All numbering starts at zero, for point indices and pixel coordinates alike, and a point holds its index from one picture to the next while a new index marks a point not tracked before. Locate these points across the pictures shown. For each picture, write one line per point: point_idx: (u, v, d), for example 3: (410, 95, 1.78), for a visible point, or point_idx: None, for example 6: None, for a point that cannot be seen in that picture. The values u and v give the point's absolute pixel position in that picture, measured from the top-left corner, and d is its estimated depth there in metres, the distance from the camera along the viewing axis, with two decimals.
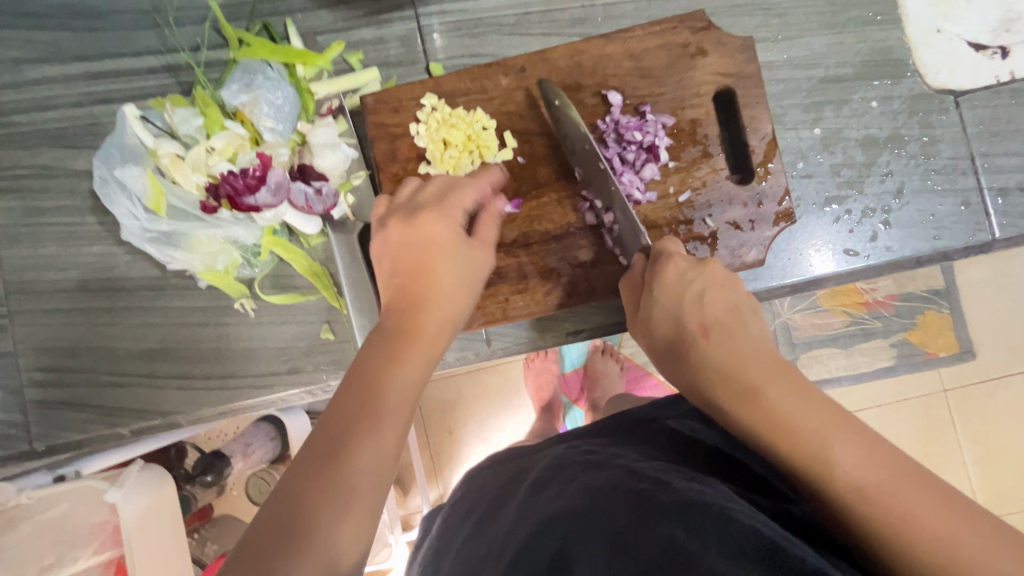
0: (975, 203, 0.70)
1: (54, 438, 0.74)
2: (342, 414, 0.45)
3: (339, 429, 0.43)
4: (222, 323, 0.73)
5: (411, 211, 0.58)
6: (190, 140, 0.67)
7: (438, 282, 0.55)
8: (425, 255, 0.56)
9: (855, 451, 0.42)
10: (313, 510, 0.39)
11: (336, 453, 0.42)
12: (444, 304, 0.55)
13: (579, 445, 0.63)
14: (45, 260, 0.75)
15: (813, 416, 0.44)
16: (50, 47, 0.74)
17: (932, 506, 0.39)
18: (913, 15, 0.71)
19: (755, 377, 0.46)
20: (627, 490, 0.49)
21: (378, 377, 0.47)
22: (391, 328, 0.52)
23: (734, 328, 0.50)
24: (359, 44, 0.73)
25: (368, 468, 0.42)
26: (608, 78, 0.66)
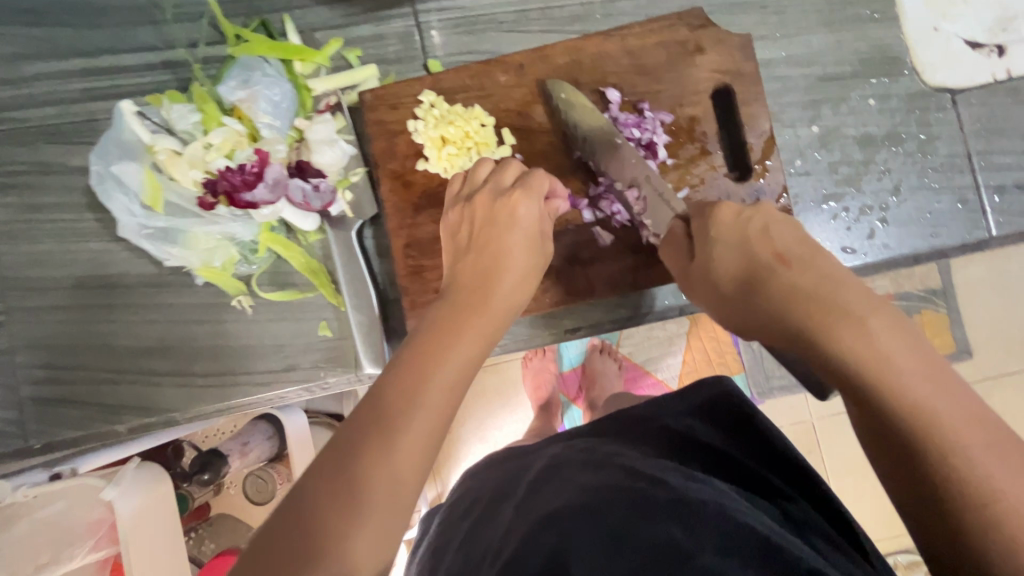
0: (972, 200, 0.70)
1: (51, 435, 0.74)
2: (405, 365, 0.44)
3: (367, 423, 0.39)
4: (220, 320, 0.73)
5: (489, 191, 0.59)
6: (188, 136, 0.66)
7: (502, 257, 0.57)
8: (493, 231, 0.57)
9: (949, 393, 0.38)
10: (363, 450, 0.38)
11: (374, 435, 0.39)
12: (508, 283, 0.56)
13: (577, 443, 0.63)
14: (42, 257, 0.74)
15: (897, 345, 0.40)
16: (47, 43, 0.74)
17: (1022, 474, 0.34)
18: (910, 13, 0.71)
19: (852, 303, 0.44)
20: (624, 488, 0.49)
21: (437, 346, 0.47)
22: (448, 312, 0.52)
23: (818, 262, 0.48)
24: (357, 41, 0.73)
25: (423, 422, 0.41)
26: (606, 76, 0.66)
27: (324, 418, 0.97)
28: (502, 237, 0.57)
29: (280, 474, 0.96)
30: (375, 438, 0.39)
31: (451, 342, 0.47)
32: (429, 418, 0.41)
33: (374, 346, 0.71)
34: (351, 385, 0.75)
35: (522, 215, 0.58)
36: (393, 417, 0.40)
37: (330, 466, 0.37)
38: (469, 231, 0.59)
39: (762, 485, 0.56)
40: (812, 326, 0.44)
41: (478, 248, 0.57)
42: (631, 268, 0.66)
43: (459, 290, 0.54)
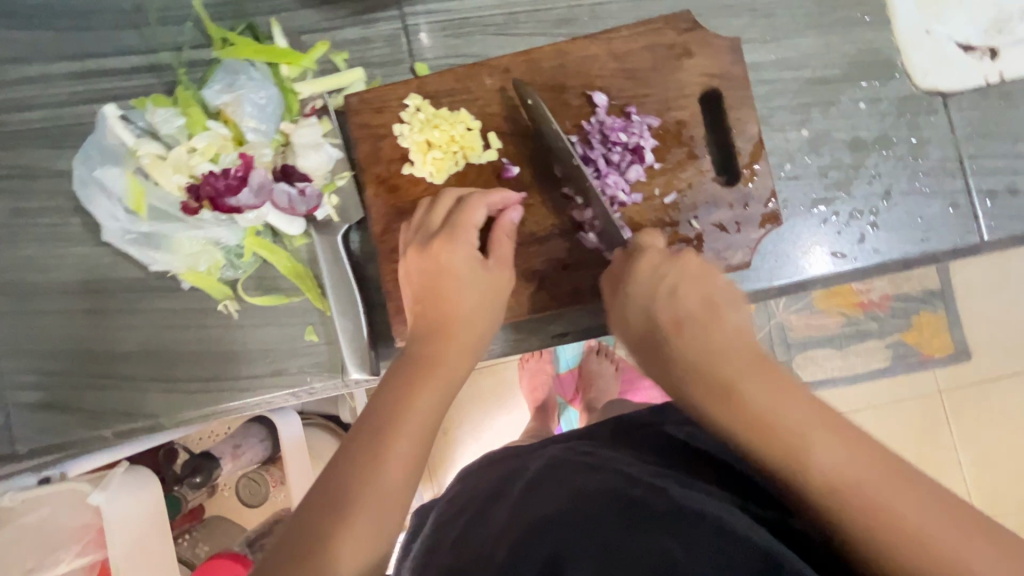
0: (963, 205, 0.69)
1: (36, 441, 0.73)
2: (352, 438, 0.47)
3: (336, 485, 0.44)
4: (206, 325, 0.73)
5: (419, 241, 0.59)
6: (172, 140, 0.66)
7: (452, 298, 0.56)
8: (442, 275, 0.56)
9: (832, 446, 0.41)
10: (308, 543, 0.40)
11: (328, 512, 0.42)
12: (469, 313, 0.56)
13: (574, 446, 0.62)
14: (27, 261, 0.74)
15: (784, 406, 0.43)
16: (33, 46, 0.74)
17: (924, 504, 0.38)
18: (900, 16, 0.70)
19: (732, 371, 0.46)
20: (619, 495, 0.49)
21: (389, 403, 0.48)
22: (409, 358, 0.53)
23: (706, 319, 0.50)
24: (344, 44, 0.73)
25: (373, 493, 0.43)
26: (593, 79, 0.65)
27: (319, 420, 0.97)
28: (456, 281, 0.56)
29: (273, 478, 0.97)
30: (319, 529, 0.41)
31: (406, 392, 0.49)
32: (382, 485, 0.44)
33: (361, 351, 0.69)
34: (338, 390, 0.74)
35: (459, 263, 0.57)
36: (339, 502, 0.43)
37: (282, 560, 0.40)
38: (413, 287, 0.58)
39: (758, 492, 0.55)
40: (705, 402, 0.46)
41: (428, 295, 0.56)
42: None
43: (415, 337, 0.55)
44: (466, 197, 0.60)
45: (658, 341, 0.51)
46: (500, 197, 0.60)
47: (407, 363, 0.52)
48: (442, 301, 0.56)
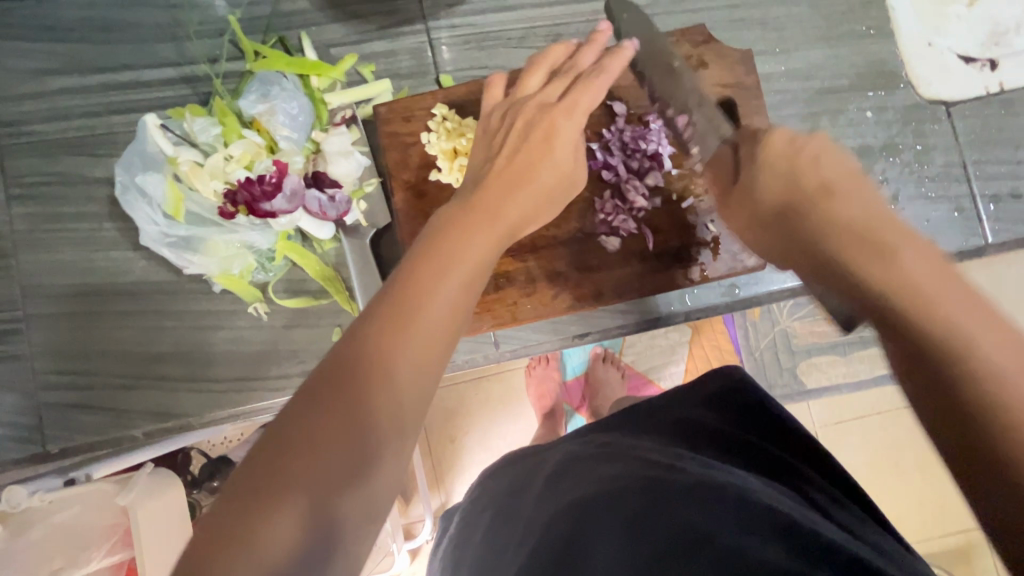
0: (968, 209, 0.72)
1: (67, 440, 0.76)
2: (415, 264, 0.41)
3: (383, 329, 0.36)
4: (236, 326, 0.75)
5: (532, 106, 0.57)
6: (209, 148, 0.69)
7: (529, 172, 0.53)
8: (538, 147, 0.55)
9: (1014, 343, 0.30)
10: (351, 356, 0.35)
11: (375, 357, 0.35)
12: (540, 186, 0.54)
13: (594, 437, 0.64)
14: (63, 265, 0.77)
15: (937, 277, 0.33)
16: (73, 58, 0.77)
17: None
18: (904, 29, 0.74)
19: (889, 239, 0.36)
20: (642, 475, 0.51)
21: (454, 242, 0.44)
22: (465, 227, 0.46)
23: (862, 195, 0.40)
24: (371, 56, 0.76)
25: (425, 322, 0.37)
26: (612, 89, 0.68)
27: None
28: (542, 151, 0.54)
29: None
30: (370, 345, 0.35)
31: (466, 242, 0.44)
32: (442, 318, 0.38)
33: None
34: None
35: (566, 128, 0.55)
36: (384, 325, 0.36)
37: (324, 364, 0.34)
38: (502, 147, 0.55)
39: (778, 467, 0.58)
40: (857, 266, 0.36)
41: (512, 158, 0.53)
42: (638, 274, 0.68)
43: (477, 192, 0.50)
44: (591, 67, 0.58)
45: (797, 214, 0.41)
46: (622, 60, 0.57)
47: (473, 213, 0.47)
48: (522, 172, 0.53)
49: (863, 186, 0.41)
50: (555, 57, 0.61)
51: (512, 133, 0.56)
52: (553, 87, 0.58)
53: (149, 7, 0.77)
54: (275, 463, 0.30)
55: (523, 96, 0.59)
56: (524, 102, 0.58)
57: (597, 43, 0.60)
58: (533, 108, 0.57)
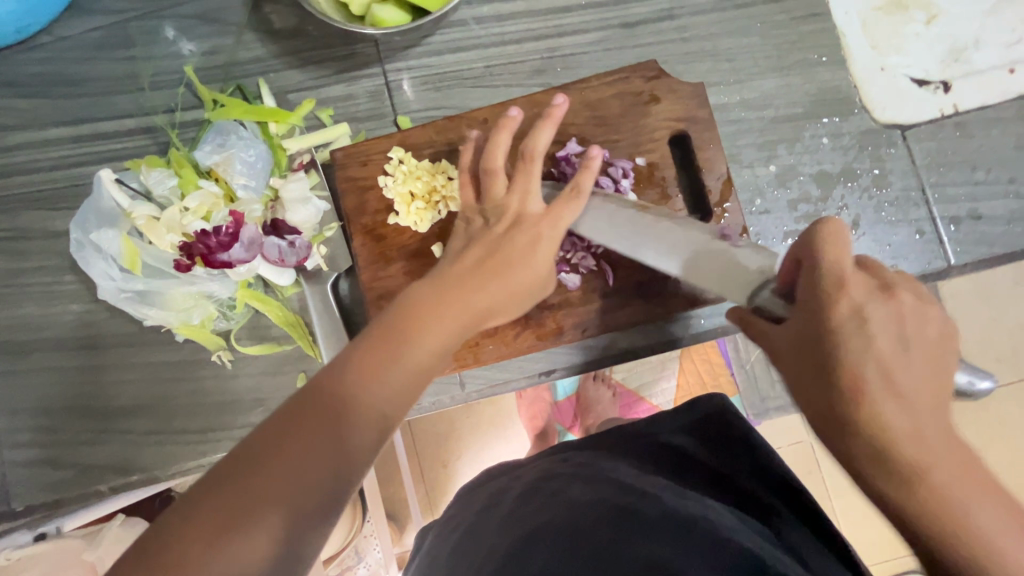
0: (929, 231, 0.72)
1: (32, 498, 0.74)
2: (383, 335, 0.42)
3: (305, 416, 0.36)
4: (200, 376, 0.74)
5: (515, 211, 0.54)
6: (165, 200, 0.69)
7: (519, 253, 0.52)
8: (519, 246, 0.52)
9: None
10: (308, 442, 0.35)
11: (292, 437, 0.35)
12: (520, 278, 0.51)
13: (573, 458, 0.63)
14: (26, 319, 0.76)
15: (985, 501, 0.34)
16: (32, 114, 0.77)
17: None
18: (855, 55, 0.75)
19: (926, 467, 0.35)
20: (612, 506, 0.50)
21: (422, 315, 0.44)
22: (424, 300, 0.46)
23: (910, 383, 0.37)
24: (329, 101, 0.76)
25: (389, 397, 0.40)
26: (567, 127, 0.69)
27: None
28: (530, 246, 0.52)
29: None
30: (339, 433, 0.37)
31: (437, 319, 0.45)
32: (400, 389, 0.40)
33: None
34: None
35: (553, 233, 0.54)
36: (348, 408, 0.38)
37: (272, 436, 0.36)
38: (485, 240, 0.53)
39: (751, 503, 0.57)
40: (917, 504, 0.35)
41: (495, 245, 0.52)
42: (600, 310, 0.67)
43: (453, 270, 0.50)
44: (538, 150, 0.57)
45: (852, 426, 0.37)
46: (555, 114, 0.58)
47: (455, 280, 0.49)
48: (508, 260, 0.51)
49: (917, 372, 0.37)
50: (501, 147, 0.58)
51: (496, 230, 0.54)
52: (517, 188, 0.56)
53: (107, 60, 0.78)
54: (222, 520, 0.32)
55: (498, 203, 0.56)
56: (507, 202, 0.55)
57: (548, 121, 0.58)
58: (514, 211, 0.54)
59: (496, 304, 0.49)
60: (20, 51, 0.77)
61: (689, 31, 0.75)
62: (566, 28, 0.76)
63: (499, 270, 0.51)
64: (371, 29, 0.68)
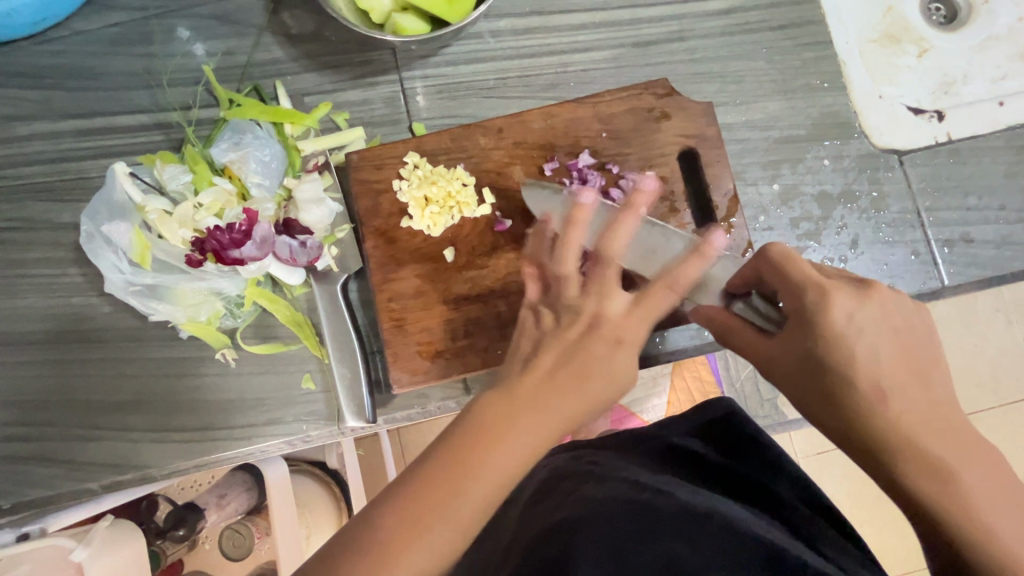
0: (924, 253, 0.74)
1: (21, 494, 0.72)
2: (464, 458, 0.41)
3: (387, 531, 0.39)
4: (202, 373, 0.73)
5: (587, 313, 0.48)
6: (178, 196, 0.69)
7: (587, 366, 0.46)
8: (585, 352, 0.46)
9: (983, 482, 0.41)
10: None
11: (373, 548, 0.39)
12: (594, 389, 0.45)
13: (583, 456, 0.65)
14: (25, 311, 0.75)
15: (844, 344, 0.46)
16: (46, 105, 0.77)
17: (976, 475, 0.41)
18: (856, 82, 0.78)
19: (833, 356, 0.46)
20: (628, 501, 0.50)
21: (503, 440, 0.42)
22: (512, 409, 0.43)
23: (785, 280, 0.49)
24: (345, 105, 0.77)
25: (453, 534, 0.39)
26: (580, 139, 0.71)
27: (306, 466, 1.08)
28: (602, 353, 0.46)
29: (257, 528, 1.07)
30: (404, 573, 0.38)
31: (507, 451, 0.41)
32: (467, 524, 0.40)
33: (357, 400, 0.69)
34: (333, 438, 0.74)
35: (636, 336, 0.48)
36: (418, 541, 0.39)
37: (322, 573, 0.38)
38: (552, 345, 0.48)
39: (765, 497, 0.59)
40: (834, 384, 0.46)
41: (560, 356, 0.46)
42: None
43: (527, 374, 0.46)
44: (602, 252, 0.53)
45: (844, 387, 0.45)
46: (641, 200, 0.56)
47: (519, 401, 0.44)
48: (578, 374, 0.45)
49: (790, 278, 0.49)
50: (575, 246, 0.54)
51: (563, 335, 0.48)
52: (595, 290, 0.50)
53: (123, 55, 0.78)
54: None
55: (572, 308, 0.50)
56: (582, 313, 0.49)
57: (635, 206, 0.56)
58: (590, 314, 0.49)
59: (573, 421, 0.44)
60: (36, 43, 0.78)
61: (698, 52, 0.78)
62: (579, 45, 0.78)
63: (564, 390, 0.44)
64: (389, 35, 0.69)
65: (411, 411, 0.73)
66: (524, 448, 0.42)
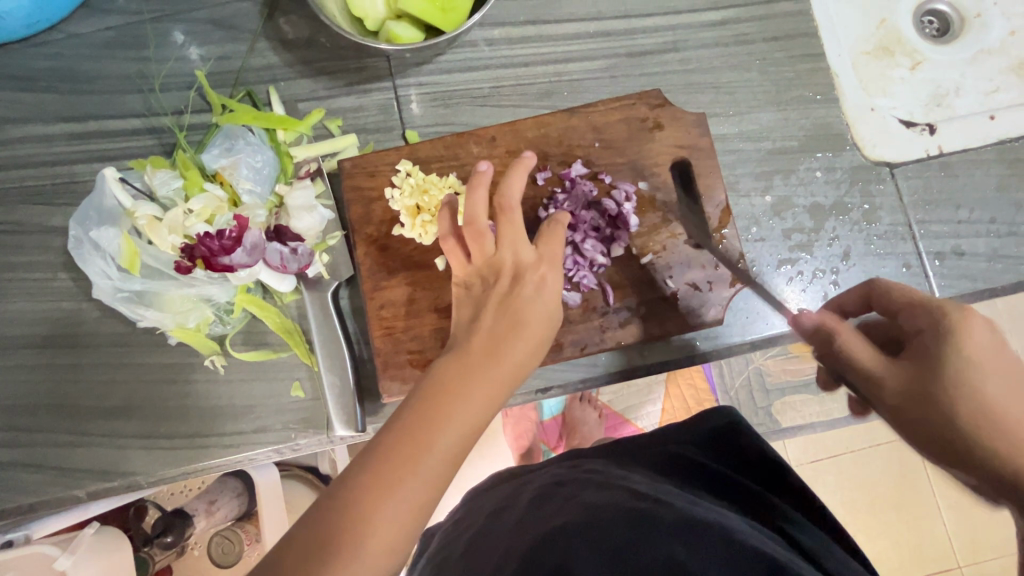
0: (915, 265, 0.75)
1: (5, 501, 0.71)
2: (426, 405, 0.44)
3: (360, 484, 0.40)
4: (190, 380, 0.73)
5: (510, 263, 0.56)
6: (169, 201, 0.69)
7: (523, 316, 0.52)
8: (519, 300, 0.53)
9: None
10: (350, 549, 0.37)
11: (346, 507, 0.39)
12: (532, 332, 0.52)
13: (583, 464, 0.65)
14: (12, 316, 0.74)
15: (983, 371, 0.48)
16: (37, 108, 0.77)
17: None
18: (849, 94, 0.78)
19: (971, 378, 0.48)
20: (629, 508, 0.50)
21: (460, 385, 0.46)
22: (465, 359, 0.48)
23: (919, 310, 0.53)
24: (339, 111, 0.77)
25: (426, 486, 0.40)
26: (573, 149, 0.71)
27: (297, 470, 1.06)
28: (536, 300, 0.53)
29: (246, 534, 1.05)
30: (379, 530, 0.38)
31: (466, 393, 0.45)
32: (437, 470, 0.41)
33: (347, 412, 0.69)
34: (322, 447, 0.73)
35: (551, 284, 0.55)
36: (391, 492, 0.39)
37: (295, 552, 0.37)
38: (483, 295, 0.55)
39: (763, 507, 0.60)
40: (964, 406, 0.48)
41: (499, 311, 0.52)
42: (599, 328, 0.68)
43: (474, 328, 0.52)
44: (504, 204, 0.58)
45: (979, 418, 0.48)
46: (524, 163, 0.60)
47: (472, 357, 0.48)
48: (516, 320, 0.52)
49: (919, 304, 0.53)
50: (481, 202, 0.59)
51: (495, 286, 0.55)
52: (506, 241, 0.57)
53: (116, 59, 0.78)
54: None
55: (492, 261, 0.57)
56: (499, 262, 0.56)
57: (522, 167, 0.60)
58: (512, 265, 0.56)
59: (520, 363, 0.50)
60: (28, 46, 0.77)
61: (692, 63, 0.78)
62: (574, 54, 0.78)
63: (507, 339, 0.50)
64: (383, 44, 0.69)
65: None
66: (484, 393, 0.46)
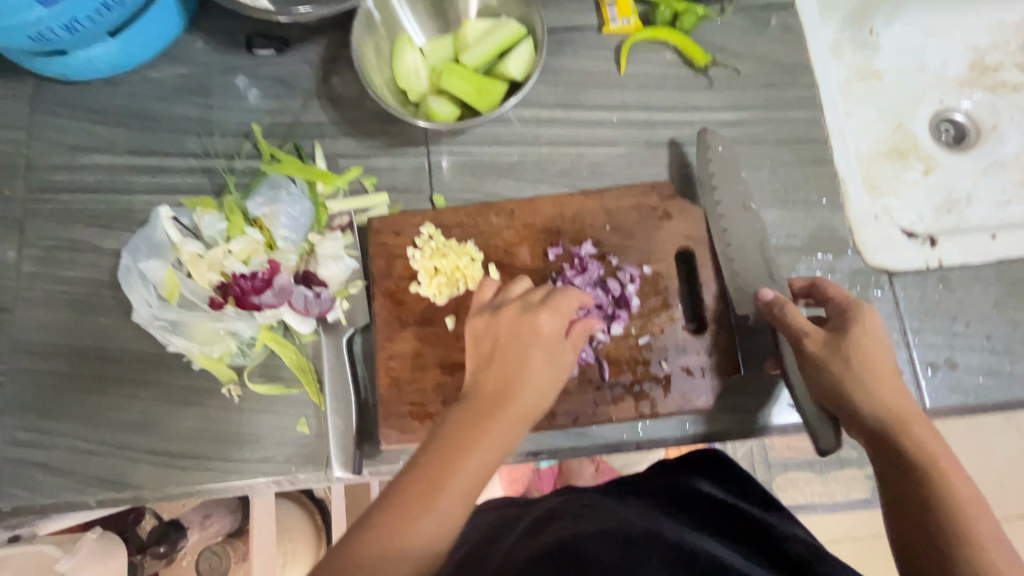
0: (907, 372, 0.77)
1: (21, 499, 0.76)
2: (441, 450, 0.50)
3: (384, 521, 0.46)
4: (206, 404, 0.78)
5: (518, 306, 0.61)
6: (212, 240, 0.76)
7: (525, 362, 0.56)
8: (524, 348, 0.57)
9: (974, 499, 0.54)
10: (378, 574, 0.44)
11: (371, 540, 0.45)
12: (538, 377, 0.56)
13: (578, 497, 0.68)
14: (56, 324, 0.81)
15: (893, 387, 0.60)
16: (108, 140, 0.86)
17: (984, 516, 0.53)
18: (855, 200, 0.82)
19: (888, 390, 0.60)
20: (621, 536, 0.53)
21: (472, 429, 0.51)
22: (477, 405, 0.54)
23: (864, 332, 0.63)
24: (375, 170, 0.84)
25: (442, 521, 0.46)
26: (585, 229, 0.76)
27: (293, 491, 1.10)
28: (542, 350, 0.58)
29: (235, 551, 1.08)
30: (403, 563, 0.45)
31: (473, 438, 0.51)
32: (449, 509, 0.47)
33: (346, 452, 0.72)
34: (319, 482, 0.77)
35: (550, 326, 0.59)
36: (411, 532, 0.46)
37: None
38: (492, 338, 0.59)
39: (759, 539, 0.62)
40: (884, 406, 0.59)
41: (505, 357, 0.57)
42: (592, 400, 0.71)
43: (486, 371, 0.57)
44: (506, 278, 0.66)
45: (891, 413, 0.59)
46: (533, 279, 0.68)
47: (480, 402, 0.54)
48: (522, 365, 0.56)
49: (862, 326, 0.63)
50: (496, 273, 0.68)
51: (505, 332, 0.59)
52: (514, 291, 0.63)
53: (184, 104, 0.87)
54: None
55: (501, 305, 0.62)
56: (506, 306, 0.61)
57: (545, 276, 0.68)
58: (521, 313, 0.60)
59: (526, 406, 0.55)
60: (109, 86, 0.87)
61: None
62: (597, 139, 0.85)
63: (515, 386, 0.55)
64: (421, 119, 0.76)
65: (396, 466, 0.76)
66: (493, 434, 0.51)
